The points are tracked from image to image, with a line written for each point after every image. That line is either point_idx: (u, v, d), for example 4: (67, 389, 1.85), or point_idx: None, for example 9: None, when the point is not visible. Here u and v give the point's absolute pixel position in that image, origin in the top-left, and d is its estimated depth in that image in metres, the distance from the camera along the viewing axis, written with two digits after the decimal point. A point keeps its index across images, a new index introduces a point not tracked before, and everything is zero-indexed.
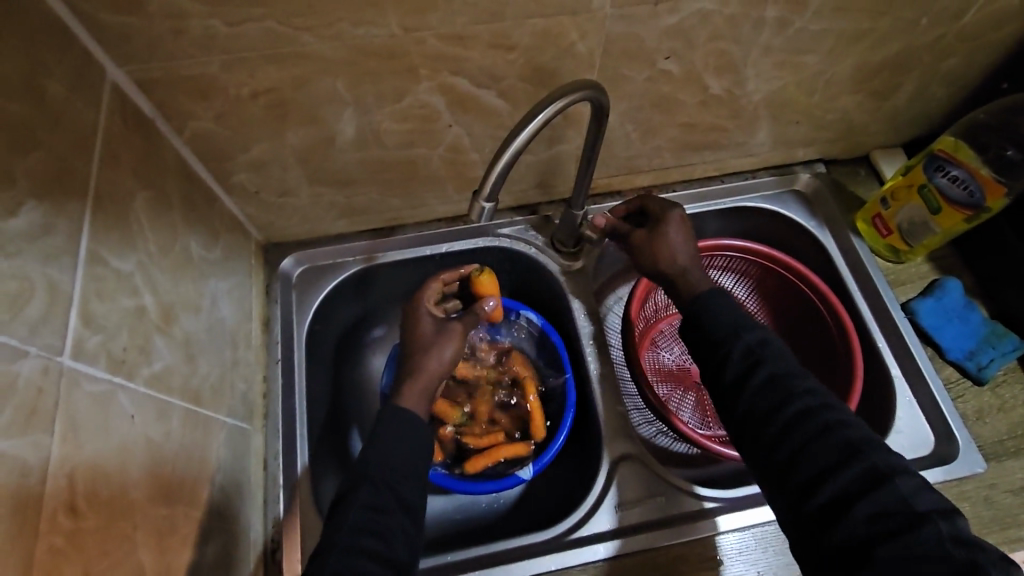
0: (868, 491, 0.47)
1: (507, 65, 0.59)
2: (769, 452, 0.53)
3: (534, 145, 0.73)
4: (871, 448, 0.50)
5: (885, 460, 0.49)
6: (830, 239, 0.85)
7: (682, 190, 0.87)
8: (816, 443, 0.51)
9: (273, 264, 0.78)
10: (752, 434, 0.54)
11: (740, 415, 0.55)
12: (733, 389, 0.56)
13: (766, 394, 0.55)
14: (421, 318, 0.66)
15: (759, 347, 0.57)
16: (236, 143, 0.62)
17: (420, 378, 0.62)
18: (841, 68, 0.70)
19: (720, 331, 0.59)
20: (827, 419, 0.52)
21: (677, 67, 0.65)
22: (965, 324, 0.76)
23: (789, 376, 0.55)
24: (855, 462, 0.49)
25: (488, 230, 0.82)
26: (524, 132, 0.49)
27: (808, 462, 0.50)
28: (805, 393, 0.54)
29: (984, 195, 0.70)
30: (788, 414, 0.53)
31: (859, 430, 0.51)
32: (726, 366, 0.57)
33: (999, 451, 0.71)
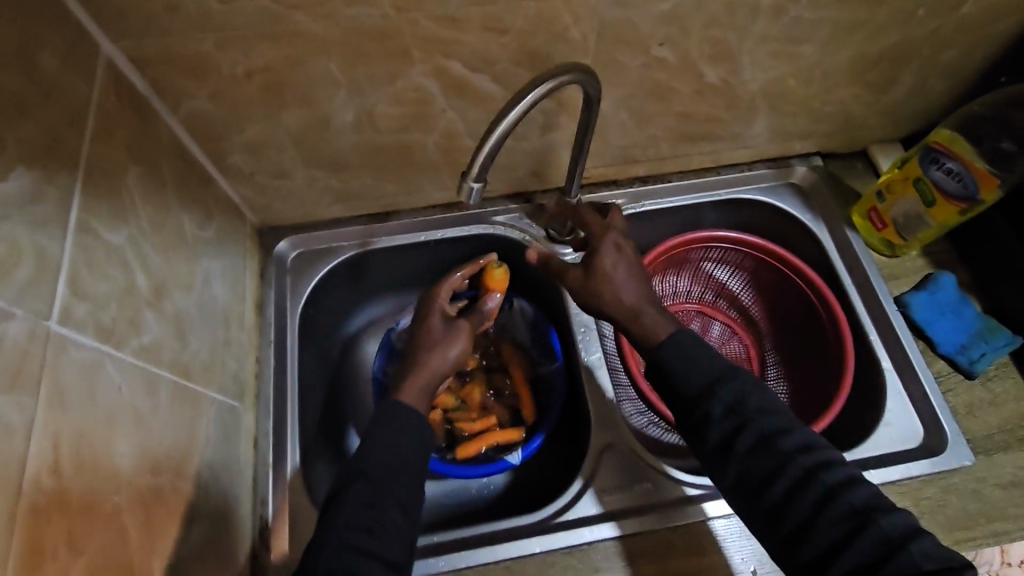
0: (879, 562, 0.47)
1: (500, 49, 0.59)
2: (776, 523, 0.52)
3: (529, 132, 0.74)
4: (874, 511, 0.49)
5: (890, 521, 0.48)
6: (825, 232, 0.85)
7: (677, 181, 0.87)
8: (819, 512, 0.50)
9: (268, 247, 0.79)
10: (753, 504, 0.53)
11: (735, 483, 0.54)
12: (723, 458, 0.55)
13: (757, 461, 0.53)
14: (432, 314, 0.69)
15: (737, 404, 0.55)
16: (230, 123, 0.63)
17: (420, 375, 0.62)
18: (837, 59, 0.70)
19: (696, 390, 0.57)
20: (827, 483, 0.51)
21: (671, 54, 0.65)
22: (959, 318, 0.76)
23: (778, 436, 0.53)
24: (862, 531, 0.48)
25: (483, 217, 0.83)
26: (514, 112, 0.50)
27: (814, 536, 0.50)
28: (798, 454, 0.53)
29: (979, 187, 0.70)
30: (783, 483, 0.52)
31: (860, 489, 0.50)
32: (711, 429, 0.55)
33: (988, 445, 0.71)
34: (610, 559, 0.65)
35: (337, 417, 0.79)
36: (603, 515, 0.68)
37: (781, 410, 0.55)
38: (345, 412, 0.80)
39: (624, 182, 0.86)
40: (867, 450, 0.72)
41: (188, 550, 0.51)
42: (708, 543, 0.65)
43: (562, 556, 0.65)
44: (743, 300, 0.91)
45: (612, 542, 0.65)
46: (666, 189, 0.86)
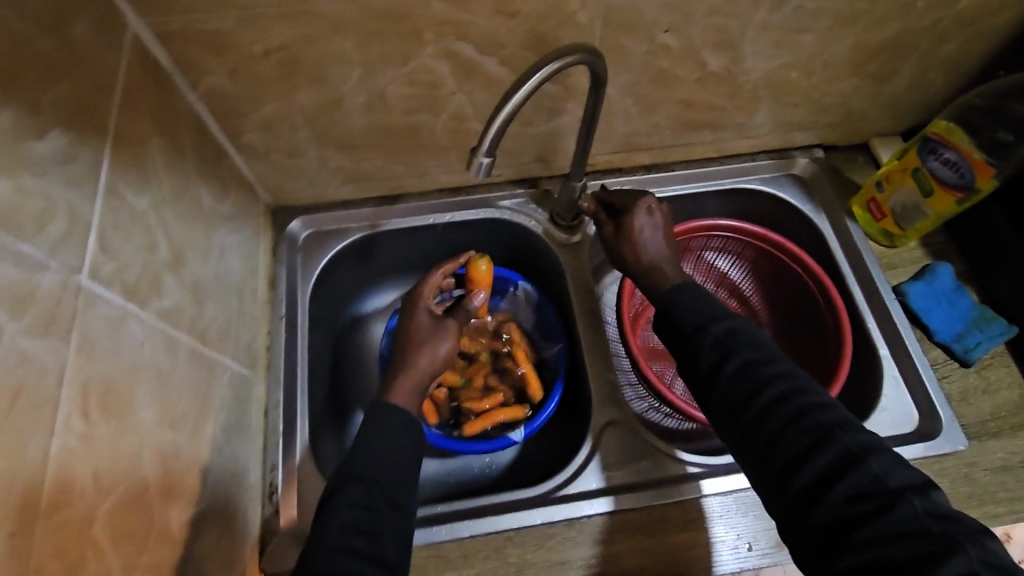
0: (842, 472, 0.47)
1: (509, 32, 0.61)
2: (749, 440, 0.53)
3: (535, 117, 0.76)
4: (845, 429, 0.50)
5: (861, 441, 0.49)
6: (826, 223, 0.86)
7: (681, 170, 0.89)
8: (791, 430, 0.51)
9: (281, 226, 0.81)
10: (730, 422, 0.55)
11: (716, 404, 0.56)
12: (707, 382, 0.57)
13: (738, 382, 0.55)
14: (417, 313, 0.71)
15: (728, 338, 0.58)
16: (247, 100, 0.65)
17: (409, 375, 0.65)
18: (838, 49, 0.72)
19: (692, 327, 0.59)
20: (801, 405, 0.52)
21: (676, 41, 0.67)
22: (954, 307, 0.78)
23: (761, 362, 0.55)
24: (828, 444, 0.49)
25: (490, 202, 0.85)
26: (523, 89, 0.52)
27: (783, 448, 0.51)
28: (777, 377, 0.54)
29: (974, 176, 0.71)
30: (759, 401, 0.53)
31: (834, 413, 0.51)
32: (700, 355, 0.58)
33: (981, 431, 0.72)
34: (607, 531, 0.67)
35: (343, 395, 0.81)
36: (604, 490, 0.70)
37: (767, 345, 0.57)
38: (351, 391, 0.82)
39: (628, 170, 0.88)
40: None
41: (202, 504, 0.53)
42: (704, 519, 0.67)
43: (561, 528, 0.67)
44: (744, 289, 0.93)
45: (609, 516, 0.67)
46: (669, 178, 0.88)
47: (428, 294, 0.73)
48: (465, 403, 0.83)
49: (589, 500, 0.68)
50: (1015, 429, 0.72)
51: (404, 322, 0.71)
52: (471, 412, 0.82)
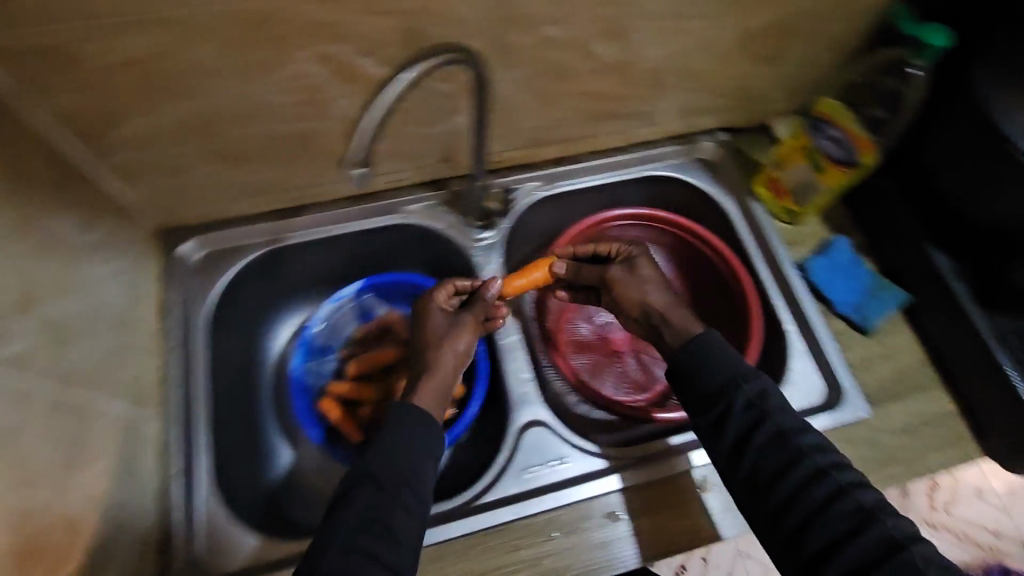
0: (883, 559, 0.51)
1: (382, 32, 0.58)
2: (777, 519, 0.56)
3: (432, 117, 0.73)
4: (881, 512, 0.54)
5: (897, 526, 0.53)
6: (731, 202, 0.88)
7: (588, 162, 0.89)
8: (826, 512, 0.54)
9: (170, 249, 0.76)
10: (757, 498, 0.58)
11: (746, 477, 0.59)
12: (738, 451, 0.60)
13: (771, 454, 0.59)
14: (433, 312, 0.72)
15: (759, 399, 0.61)
16: (105, 118, 0.60)
17: (433, 378, 0.66)
18: (724, 34, 0.72)
19: (716, 386, 0.62)
20: (837, 485, 0.56)
21: (563, 33, 0.65)
22: (852, 279, 0.80)
23: (795, 433, 0.59)
24: (865, 529, 0.53)
25: (397, 207, 0.83)
26: (387, 100, 0.52)
27: (819, 530, 0.54)
28: (813, 452, 0.58)
29: (858, 151, 0.73)
30: (795, 475, 0.57)
31: (869, 493, 0.55)
32: (730, 421, 0.60)
33: (882, 396, 0.75)
34: (527, 534, 0.66)
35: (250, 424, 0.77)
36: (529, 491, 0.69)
37: (797, 411, 0.61)
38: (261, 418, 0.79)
39: (538, 164, 0.87)
40: None
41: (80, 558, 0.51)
42: (623, 513, 0.67)
43: (500, 528, 0.66)
44: None
45: (617, 493, 0.68)
46: (577, 169, 0.88)
47: (443, 295, 0.74)
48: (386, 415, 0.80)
49: (552, 492, 0.68)
50: (912, 391, 0.75)
51: (421, 322, 0.72)
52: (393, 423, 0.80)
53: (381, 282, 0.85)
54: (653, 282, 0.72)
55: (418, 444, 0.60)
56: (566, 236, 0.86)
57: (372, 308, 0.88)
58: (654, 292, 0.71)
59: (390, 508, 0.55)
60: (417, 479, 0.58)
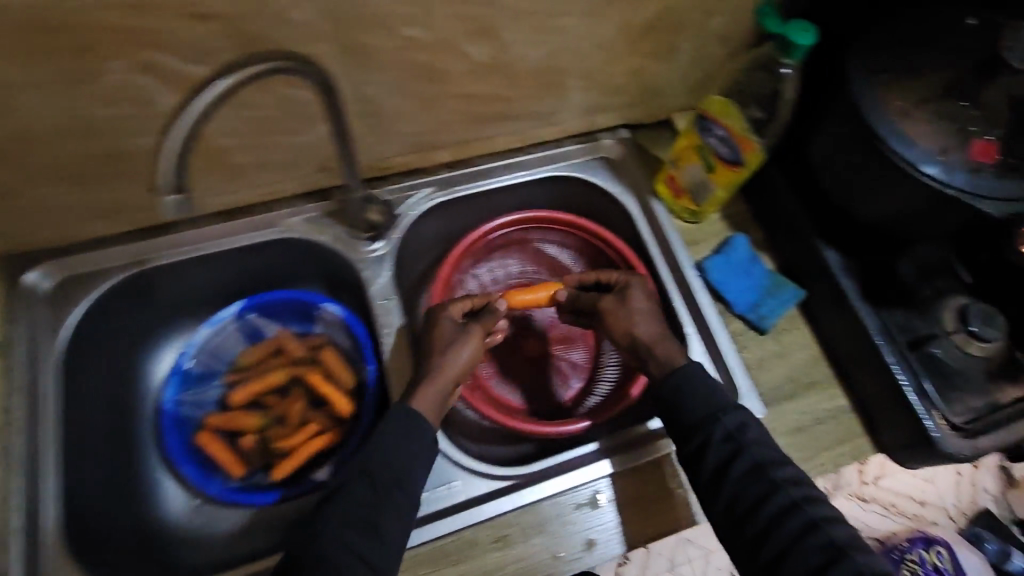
0: None
1: (211, 37, 0.53)
2: (754, 551, 0.56)
3: (299, 126, 0.68)
4: (850, 548, 0.54)
5: (865, 560, 0.53)
6: (633, 202, 0.85)
7: (484, 164, 0.85)
8: (800, 546, 0.54)
9: (13, 278, 0.69)
10: (733, 529, 0.58)
11: (724, 507, 0.59)
12: (715, 483, 0.59)
13: (748, 486, 0.58)
14: (443, 320, 0.69)
15: (738, 432, 0.61)
16: None
17: (437, 385, 0.65)
18: (604, 30, 0.69)
19: (696, 418, 0.62)
20: (810, 517, 0.56)
21: (424, 33, 0.61)
22: (749, 277, 0.79)
23: (773, 465, 0.59)
24: (837, 563, 0.53)
25: (277, 221, 0.77)
26: (198, 107, 0.45)
27: (792, 563, 0.54)
28: (788, 484, 0.58)
29: (742, 151, 0.71)
30: (770, 507, 0.57)
31: (838, 526, 0.56)
32: (708, 452, 0.60)
33: (777, 396, 0.74)
34: (417, 565, 0.65)
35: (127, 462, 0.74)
36: (456, 502, 0.67)
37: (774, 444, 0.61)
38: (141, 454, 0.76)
39: (430, 169, 0.83)
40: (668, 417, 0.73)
41: None
42: (513, 535, 0.67)
43: (454, 539, 0.66)
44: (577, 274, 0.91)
45: (607, 477, 0.70)
46: (473, 173, 0.84)
47: (460, 306, 0.72)
48: (273, 443, 0.78)
49: (536, 486, 0.68)
50: (805, 389, 0.75)
51: (429, 328, 0.70)
52: (281, 451, 0.77)
53: (264, 302, 0.82)
54: (643, 315, 0.69)
55: (419, 452, 0.60)
56: (460, 245, 0.82)
57: (260, 327, 0.83)
58: (643, 325, 0.69)
59: (379, 514, 0.56)
60: (408, 483, 0.59)
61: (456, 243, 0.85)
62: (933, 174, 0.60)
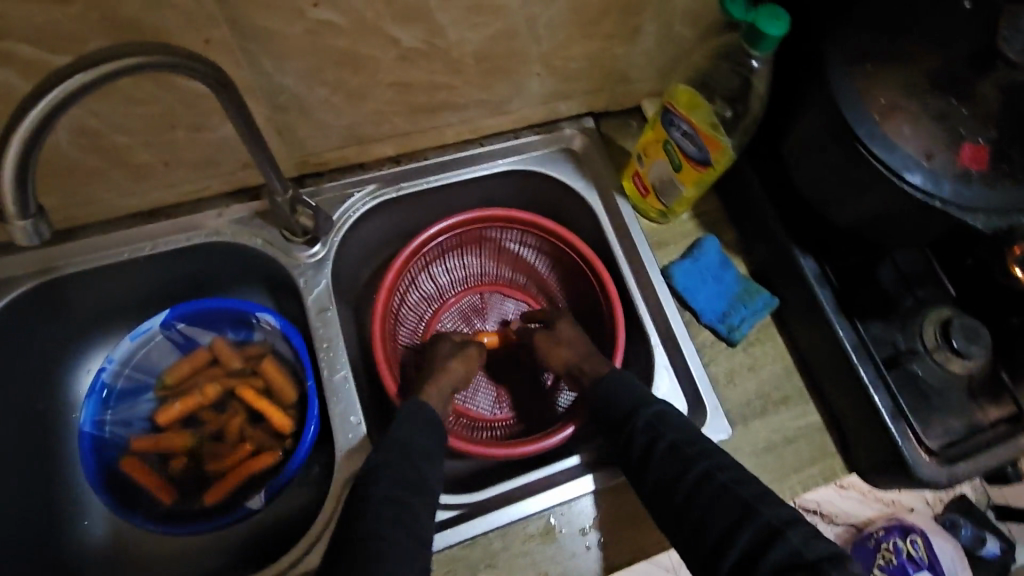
0: (764, 549, 0.48)
1: (72, 22, 0.45)
2: (678, 522, 0.54)
3: (210, 120, 0.61)
4: (760, 504, 0.51)
5: (776, 515, 0.50)
6: (596, 199, 0.79)
7: (433, 158, 0.78)
8: (715, 507, 0.52)
9: None
10: (660, 508, 0.56)
11: (651, 492, 0.58)
12: (641, 466, 0.59)
13: (667, 465, 0.57)
14: (443, 340, 0.74)
15: (657, 421, 0.60)
16: None
17: (438, 385, 0.68)
18: (553, 11, 0.62)
19: (622, 414, 0.62)
20: (723, 482, 0.54)
21: (338, 16, 0.53)
22: (719, 284, 0.73)
23: (688, 442, 0.58)
24: (750, 520, 0.50)
25: (202, 223, 0.70)
26: (35, 112, 0.38)
27: (711, 524, 0.52)
28: (703, 456, 0.56)
29: (708, 150, 0.64)
30: (688, 478, 0.55)
31: (756, 489, 0.53)
32: (632, 442, 0.60)
33: (746, 413, 0.69)
34: None
35: (52, 483, 0.70)
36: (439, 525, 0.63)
37: (691, 424, 0.60)
38: (68, 476, 0.72)
39: (373, 164, 0.76)
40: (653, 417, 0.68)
41: None
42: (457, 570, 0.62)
43: None
44: (542, 274, 0.84)
45: (562, 505, 0.65)
46: (420, 168, 0.77)
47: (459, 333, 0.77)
48: (208, 463, 0.73)
49: (500, 509, 0.63)
50: (777, 405, 0.70)
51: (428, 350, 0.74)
52: (216, 472, 0.72)
53: (190, 311, 0.73)
54: (572, 341, 0.72)
55: (425, 441, 0.60)
56: (408, 248, 0.75)
57: (192, 335, 0.76)
58: (571, 350, 0.71)
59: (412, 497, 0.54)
60: (422, 478, 0.57)
61: (405, 243, 0.78)
62: (917, 184, 0.53)
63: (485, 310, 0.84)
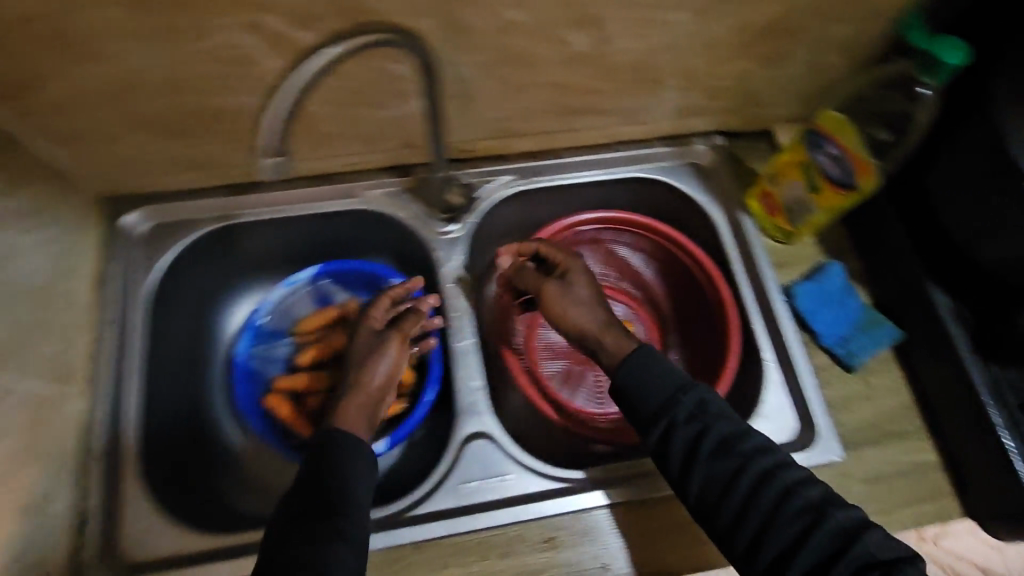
0: (840, 552, 0.51)
1: (314, 3, 0.53)
2: (734, 521, 0.55)
3: (389, 100, 0.68)
4: (827, 506, 0.54)
5: (844, 516, 0.53)
6: (720, 215, 0.81)
7: (568, 157, 0.82)
8: (777, 509, 0.54)
9: (114, 219, 0.73)
10: (709, 509, 0.57)
11: (698, 492, 0.57)
12: (687, 464, 0.58)
13: (719, 464, 0.57)
14: (361, 332, 0.70)
15: (700, 410, 0.59)
16: (21, 78, 0.55)
17: (357, 395, 0.64)
18: (714, 29, 0.65)
19: (655, 407, 0.60)
20: (784, 482, 0.55)
21: (526, 17, 0.59)
22: (842, 309, 0.73)
23: (738, 439, 0.58)
24: (818, 525, 0.52)
25: (356, 191, 0.78)
26: None
27: (776, 527, 0.53)
28: (756, 455, 0.57)
29: (857, 175, 0.66)
30: (745, 482, 0.56)
31: (814, 488, 0.55)
32: (673, 440, 0.58)
33: (859, 440, 0.69)
34: (456, 552, 0.62)
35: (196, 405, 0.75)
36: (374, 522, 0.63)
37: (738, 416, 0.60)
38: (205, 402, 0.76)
39: (512, 156, 0.81)
40: None
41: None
42: (564, 541, 0.63)
43: (516, 528, 0.64)
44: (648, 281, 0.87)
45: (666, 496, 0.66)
46: (555, 165, 0.82)
47: (379, 310, 0.71)
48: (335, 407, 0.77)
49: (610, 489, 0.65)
50: (892, 437, 0.69)
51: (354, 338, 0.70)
52: None
53: (338, 269, 0.81)
54: (587, 303, 0.68)
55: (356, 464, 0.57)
56: (537, 237, 0.80)
57: (330, 293, 0.83)
58: (583, 316, 0.68)
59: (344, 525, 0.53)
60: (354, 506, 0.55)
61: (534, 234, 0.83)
62: None
63: (509, 319, 0.80)
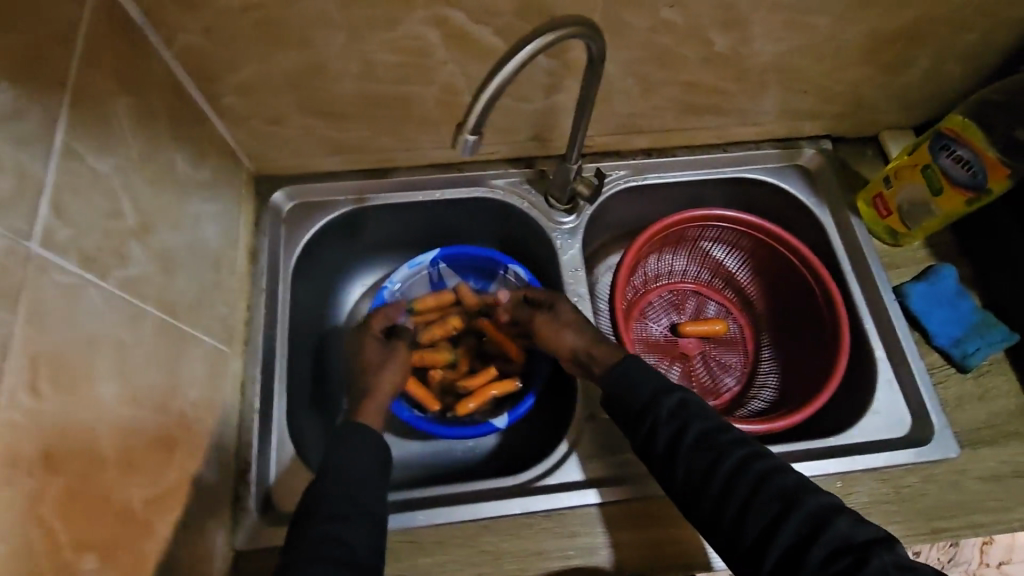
0: (813, 536, 0.51)
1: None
2: (717, 511, 0.55)
3: (532, 93, 0.73)
4: (802, 491, 0.54)
5: (818, 501, 0.53)
6: (828, 217, 0.83)
7: (681, 156, 0.86)
8: (755, 496, 0.54)
9: (263, 195, 0.79)
10: (693, 501, 0.56)
11: (682, 484, 0.57)
12: (668, 457, 0.58)
13: (699, 455, 0.57)
14: (367, 344, 0.74)
15: (681, 408, 0.60)
16: (223, 59, 0.62)
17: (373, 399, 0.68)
18: (849, 34, 0.69)
19: (642, 402, 0.61)
20: (761, 470, 0.55)
21: (680, 17, 0.63)
22: (954, 311, 0.75)
23: (717, 432, 0.59)
24: (794, 509, 0.52)
25: (481, 180, 0.82)
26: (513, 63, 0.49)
27: (755, 515, 0.53)
28: (734, 446, 0.57)
29: (987, 177, 0.69)
30: (723, 472, 0.56)
31: (791, 476, 0.55)
32: (657, 432, 0.59)
33: (974, 438, 0.70)
34: (585, 521, 0.66)
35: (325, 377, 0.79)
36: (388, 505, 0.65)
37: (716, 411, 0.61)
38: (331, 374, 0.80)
39: (627, 153, 0.85)
40: (853, 435, 0.71)
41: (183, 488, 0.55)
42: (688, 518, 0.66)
43: (642, 503, 0.67)
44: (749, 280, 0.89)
45: None
46: (668, 163, 0.85)
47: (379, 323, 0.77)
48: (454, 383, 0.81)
49: None
50: (1009, 437, 0.70)
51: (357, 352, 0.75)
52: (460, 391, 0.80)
53: (456, 255, 0.85)
54: (574, 325, 0.71)
55: (367, 458, 0.59)
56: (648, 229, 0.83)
57: (444, 277, 0.87)
58: (574, 337, 0.70)
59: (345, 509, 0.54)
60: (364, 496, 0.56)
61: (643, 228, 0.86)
62: None
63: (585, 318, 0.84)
